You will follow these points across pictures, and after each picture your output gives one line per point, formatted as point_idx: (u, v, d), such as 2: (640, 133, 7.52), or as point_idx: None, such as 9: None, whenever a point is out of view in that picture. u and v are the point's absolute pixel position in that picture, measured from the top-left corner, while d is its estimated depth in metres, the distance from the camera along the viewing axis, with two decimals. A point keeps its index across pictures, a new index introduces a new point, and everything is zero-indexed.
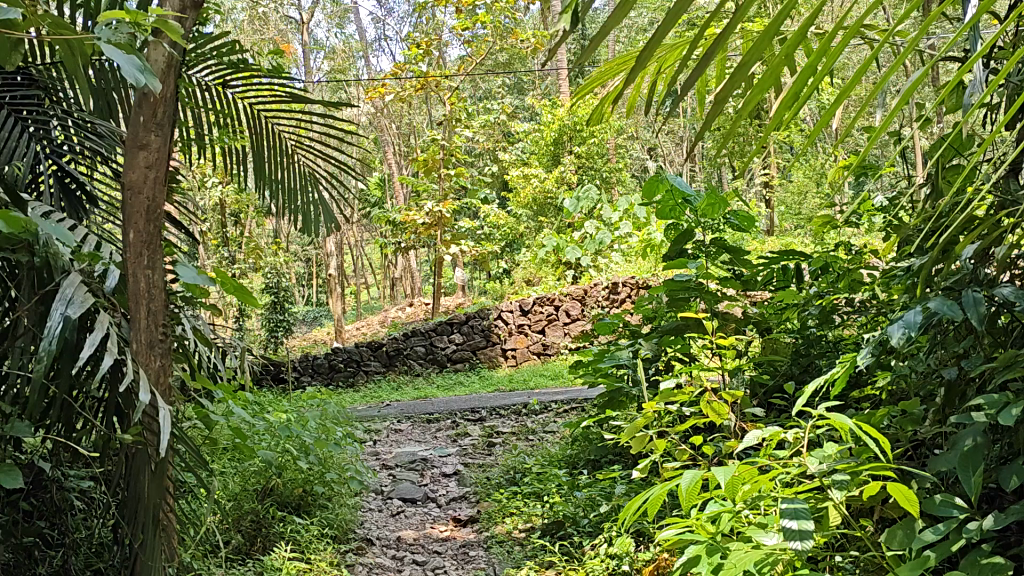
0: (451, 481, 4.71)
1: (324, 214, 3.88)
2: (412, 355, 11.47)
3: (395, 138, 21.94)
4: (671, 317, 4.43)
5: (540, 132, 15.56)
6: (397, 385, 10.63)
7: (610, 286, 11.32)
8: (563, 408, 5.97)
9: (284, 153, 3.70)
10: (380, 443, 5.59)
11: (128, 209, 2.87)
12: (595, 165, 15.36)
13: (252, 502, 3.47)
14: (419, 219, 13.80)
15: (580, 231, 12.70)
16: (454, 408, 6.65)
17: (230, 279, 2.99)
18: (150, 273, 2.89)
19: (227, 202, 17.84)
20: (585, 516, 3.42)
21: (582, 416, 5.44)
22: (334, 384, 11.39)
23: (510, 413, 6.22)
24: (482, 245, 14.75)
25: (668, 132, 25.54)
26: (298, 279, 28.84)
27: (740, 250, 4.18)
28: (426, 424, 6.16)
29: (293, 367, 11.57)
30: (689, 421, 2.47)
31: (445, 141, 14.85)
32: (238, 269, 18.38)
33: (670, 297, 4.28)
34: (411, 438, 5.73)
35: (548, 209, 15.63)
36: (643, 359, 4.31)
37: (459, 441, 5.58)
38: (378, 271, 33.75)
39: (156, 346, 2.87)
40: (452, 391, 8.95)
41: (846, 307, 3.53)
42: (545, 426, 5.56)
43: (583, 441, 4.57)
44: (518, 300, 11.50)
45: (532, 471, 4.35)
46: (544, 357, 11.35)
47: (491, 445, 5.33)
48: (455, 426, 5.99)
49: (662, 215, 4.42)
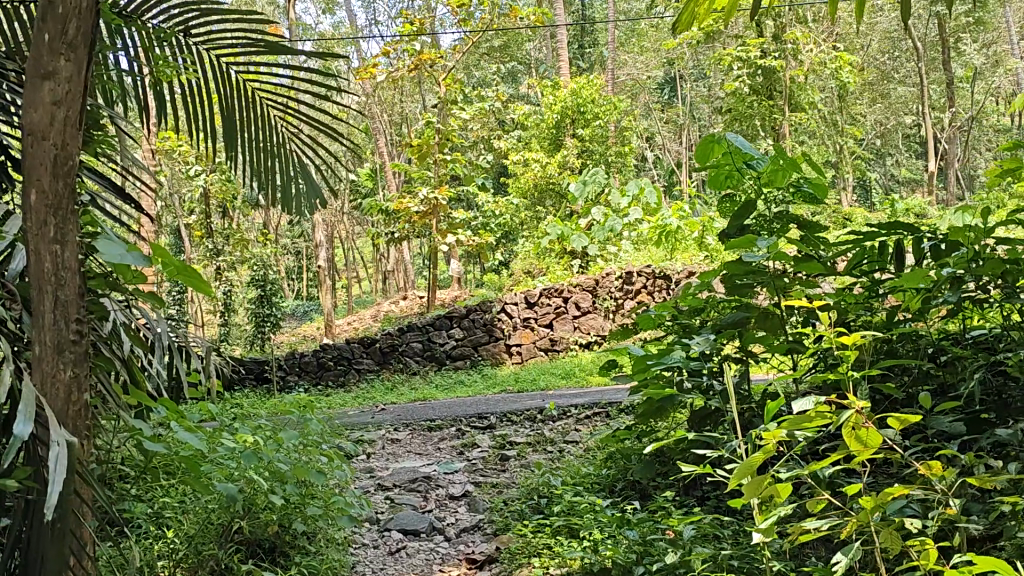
0: (461, 505, 3.94)
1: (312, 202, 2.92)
2: (408, 352, 10.66)
3: (387, 125, 21.12)
4: (727, 308, 3.66)
5: (540, 116, 14.82)
6: (392, 386, 9.79)
7: (623, 276, 10.84)
8: (586, 414, 5.20)
9: (271, 129, 2.76)
10: (375, 457, 4.80)
11: (25, 164, 1.84)
12: (598, 150, 14.57)
13: (213, 546, 2.75)
14: (414, 207, 12.96)
15: (587, 219, 12.04)
16: (458, 413, 5.86)
17: (171, 258, 2.17)
18: (59, 251, 1.87)
19: (212, 192, 16.97)
20: (641, 564, 2.64)
21: (610, 425, 4.68)
22: (324, 384, 10.56)
23: (524, 420, 5.42)
24: (480, 235, 13.89)
25: (667, 122, 24.73)
26: (286, 274, 27.93)
27: (817, 226, 3.42)
28: (427, 434, 5.36)
29: (279, 365, 10.73)
30: (830, 457, 1.68)
31: (439, 125, 13.99)
32: (224, 262, 17.44)
33: (730, 284, 3.50)
34: (411, 451, 4.95)
35: (549, 196, 14.86)
36: (696, 360, 3.53)
37: (469, 454, 4.80)
38: (370, 267, 32.89)
39: (66, 353, 1.88)
40: (454, 391, 8.13)
41: (975, 295, 2.79)
42: (566, 437, 4.80)
43: (620, 458, 3.80)
44: (523, 292, 10.81)
45: (563, 496, 3.54)
46: (553, 353, 10.63)
47: (505, 460, 4.58)
48: (461, 436, 5.19)
49: (714, 185, 3.69)
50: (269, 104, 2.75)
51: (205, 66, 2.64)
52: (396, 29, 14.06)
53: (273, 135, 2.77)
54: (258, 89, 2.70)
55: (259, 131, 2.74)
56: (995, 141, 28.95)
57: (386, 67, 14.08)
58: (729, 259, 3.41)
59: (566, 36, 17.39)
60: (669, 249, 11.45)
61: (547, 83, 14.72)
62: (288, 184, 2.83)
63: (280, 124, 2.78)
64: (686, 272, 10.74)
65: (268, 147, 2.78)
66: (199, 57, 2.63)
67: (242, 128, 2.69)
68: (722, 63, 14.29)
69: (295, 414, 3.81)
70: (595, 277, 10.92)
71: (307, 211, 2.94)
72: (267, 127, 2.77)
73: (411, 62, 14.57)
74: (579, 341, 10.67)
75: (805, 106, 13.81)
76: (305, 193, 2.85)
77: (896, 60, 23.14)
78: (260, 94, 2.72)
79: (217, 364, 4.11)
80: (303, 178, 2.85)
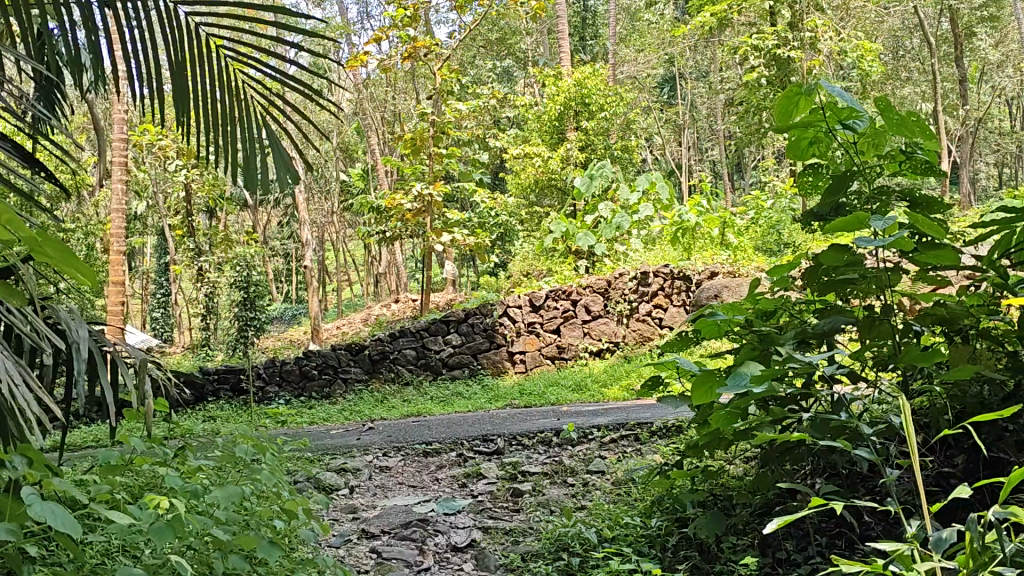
0: (467, 559, 3.10)
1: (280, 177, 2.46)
2: (400, 361, 9.79)
3: (380, 123, 20.15)
4: (810, 307, 2.88)
5: (543, 107, 14.01)
6: (383, 398, 8.94)
7: (637, 277, 10.02)
8: (612, 438, 4.42)
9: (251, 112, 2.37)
10: (359, 492, 3.93)
11: None
12: (603, 143, 13.79)
13: None
14: (406, 203, 12.09)
15: (593, 215, 11.30)
16: (460, 434, 5.01)
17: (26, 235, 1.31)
18: None
19: (194, 189, 16.11)
20: None
21: (647, 461, 3.87)
22: (307, 395, 9.67)
23: (538, 444, 4.58)
24: (477, 235, 13.03)
25: (666, 120, 23.93)
26: (274, 277, 26.98)
27: (935, 205, 2.66)
28: (423, 460, 4.51)
29: (257, 375, 9.86)
30: None
31: (435, 117, 13.06)
32: (206, 263, 16.46)
33: (824, 278, 2.71)
34: (404, 483, 4.11)
35: (551, 193, 14.04)
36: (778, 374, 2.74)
37: (473, 487, 3.97)
38: (360, 269, 31.91)
39: None
40: (452, 404, 7.28)
41: None
42: (589, 466, 4.06)
43: (671, 505, 3.02)
44: (527, 294, 10.05)
45: (604, 562, 2.73)
46: (560, 362, 9.84)
47: (520, 495, 3.77)
48: (464, 464, 4.35)
49: (796, 154, 2.86)
50: (251, 93, 2.39)
51: (168, 37, 2.20)
52: (388, 13, 13.05)
53: (249, 120, 2.37)
54: (244, 76, 2.36)
55: (234, 111, 2.33)
56: (999, 142, 28.35)
57: (377, 55, 13.12)
58: (826, 248, 2.62)
59: (566, 25, 16.49)
60: (682, 250, 10.70)
61: (548, 73, 13.88)
62: (263, 172, 2.37)
63: (262, 111, 2.43)
64: (707, 271, 9.96)
65: (243, 129, 2.37)
66: (170, 27, 2.22)
67: (216, 111, 2.28)
68: (736, 51, 13.47)
69: (253, 449, 3.00)
70: (606, 278, 10.12)
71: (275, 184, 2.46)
72: (245, 113, 2.37)
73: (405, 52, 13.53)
74: (589, 348, 9.84)
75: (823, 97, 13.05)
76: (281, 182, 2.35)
77: (905, 56, 22.44)
78: (247, 85, 2.37)
79: (160, 377, 3.25)
80: (282, 162, 2.37)
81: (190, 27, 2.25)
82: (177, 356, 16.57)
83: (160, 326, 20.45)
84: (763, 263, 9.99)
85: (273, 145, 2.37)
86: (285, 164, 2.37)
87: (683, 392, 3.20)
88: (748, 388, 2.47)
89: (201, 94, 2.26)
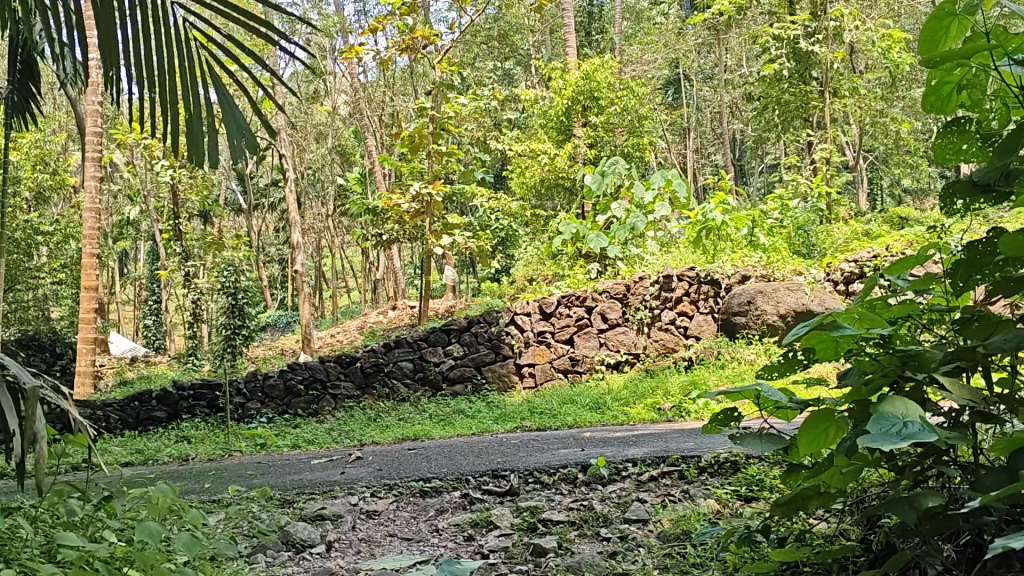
0: None
1: (235, 143, 2.01)
2: (394, 374, 9.03)
3: (377, 122, 19.33)
4: (951, 317, 2.09)
5: (550, 101, 13.21)
6: (379, 416, 8.16)
7: (660, 281, 9.24)
8: (650, 476, 3.64)
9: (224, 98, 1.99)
10: (339, 549, 3.11)
11: None
12: (612, 139, 13.01)
13: None
14: (403, 203, 11.32)
15: (605, 215, 10.56)
16: (465, 468, 4.21)
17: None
18: None
19: (179, 192, 15.34)
20: None
21: (704, 512, 3.06)
22: (292, 413, 8.84)
23: (560, 482, 3.79)
24: (479, 239, 12.21)
25: (674, 122, 23.12)
26: (268, 283, 26.10)
27: None
28: (420, 503, 3.71)
29: (237, 391, 9.01)
30: None
31: (435, 112, 12.15)
32: (193, 268, 15.59)
33: (990, 283, 1.92)
34: (397, 536, 3.29)
35: (557, 193, 13.30)
36: (929, 410, 1.92)
37: (482, 540, 3.17)
38: (358, 277, 31.02)
39: None
40: (456, 423, 6.49)
41: None
42: (627, 513, 3.27)
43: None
44: (537, 301, 9.31)
45: None
46: (573, 375, 9.05)
47: (543, 553, 2.94)
48: (470, 508, 3.54)
49: (933, 105, 2.08)
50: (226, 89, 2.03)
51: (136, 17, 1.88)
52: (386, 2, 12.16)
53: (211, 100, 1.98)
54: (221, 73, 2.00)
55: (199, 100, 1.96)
56: None
57: (374, 46, 12.21)
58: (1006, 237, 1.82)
59: (573, 18, 15.60)
60: (701, 255, 9.96)
61: (555, 65, 13.09)
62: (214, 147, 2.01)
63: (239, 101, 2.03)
64: (737, 275, 9.21)
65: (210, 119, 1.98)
66: (155, 26, 1.91)
67: (180, 100, 1.94)
68: (756, 42, 12.65)
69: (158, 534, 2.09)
70: (625, 282, 9.36)
71: (235, 152, 2.00)
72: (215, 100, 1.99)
73: (401, 42, 12.28)
74: (605, 361, 9.01)
75: (847, 91, 12.30)
76: (232, 156, 1.98)
77: None
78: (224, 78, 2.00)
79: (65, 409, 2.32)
80: (236, 129, 1.98)
81: (173, 21, 1.94)
82: (162, 366, 15.76)
83: (150, 333, 19.72)
84: (797, 265, 9.25)
85: (228, 116, 1.96)
86: (238, 133, 1.99)
87: (762, 428, 2.39)
88: (894, 442, 1.61)
89: (163, 80, 1.91)
